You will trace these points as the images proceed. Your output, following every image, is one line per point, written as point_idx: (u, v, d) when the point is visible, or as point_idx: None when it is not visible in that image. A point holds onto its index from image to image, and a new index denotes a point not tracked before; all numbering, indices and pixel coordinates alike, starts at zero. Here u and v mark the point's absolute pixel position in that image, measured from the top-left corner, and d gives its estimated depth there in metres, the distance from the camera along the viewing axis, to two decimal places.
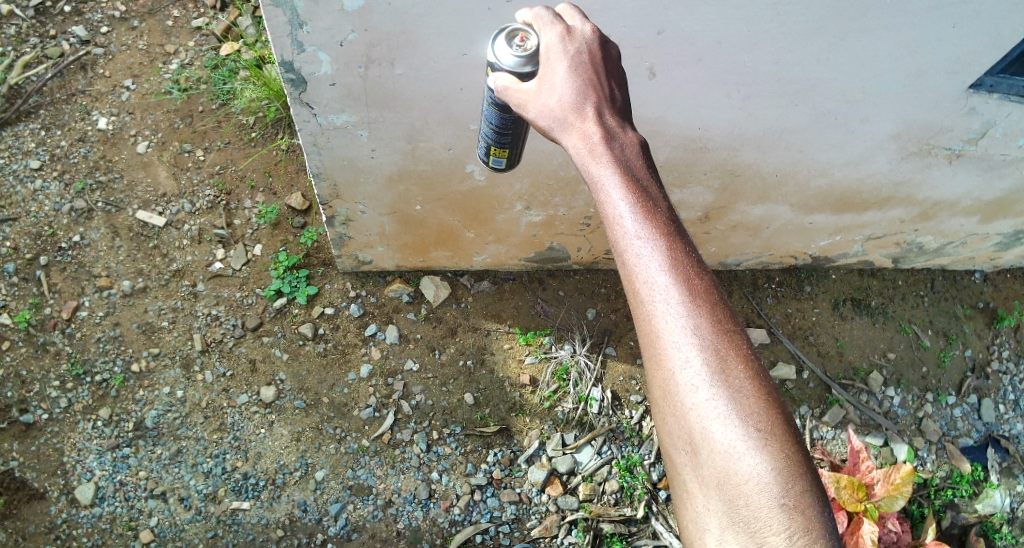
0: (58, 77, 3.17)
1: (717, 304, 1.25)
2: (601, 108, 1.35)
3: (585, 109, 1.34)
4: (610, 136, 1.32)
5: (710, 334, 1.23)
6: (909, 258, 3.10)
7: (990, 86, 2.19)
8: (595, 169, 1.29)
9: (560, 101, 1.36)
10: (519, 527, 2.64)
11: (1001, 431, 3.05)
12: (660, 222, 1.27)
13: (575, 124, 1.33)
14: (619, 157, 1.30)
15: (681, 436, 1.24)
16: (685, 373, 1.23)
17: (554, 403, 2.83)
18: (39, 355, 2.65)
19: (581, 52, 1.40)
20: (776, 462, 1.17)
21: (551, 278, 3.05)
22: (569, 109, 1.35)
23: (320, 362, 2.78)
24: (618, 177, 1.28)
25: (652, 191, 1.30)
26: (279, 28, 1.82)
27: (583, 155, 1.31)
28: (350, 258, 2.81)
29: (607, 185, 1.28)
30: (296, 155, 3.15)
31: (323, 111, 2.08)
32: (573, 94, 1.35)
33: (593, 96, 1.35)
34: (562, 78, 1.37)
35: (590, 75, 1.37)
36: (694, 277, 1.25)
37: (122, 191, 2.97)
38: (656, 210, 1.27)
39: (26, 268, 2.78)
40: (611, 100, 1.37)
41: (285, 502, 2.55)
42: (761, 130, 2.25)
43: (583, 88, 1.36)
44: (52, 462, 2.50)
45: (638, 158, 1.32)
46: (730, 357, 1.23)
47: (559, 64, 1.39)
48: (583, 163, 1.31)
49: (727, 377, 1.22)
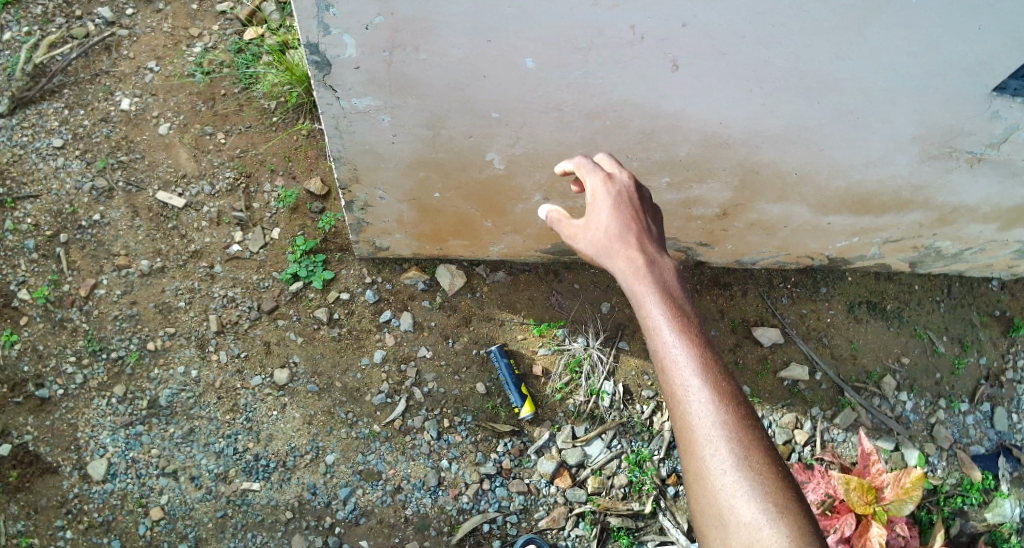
0: (83, 57, 3.17)
1: (743, 402, 1.36)
2: (642, 240, 1.53)
3: (628, 239, 1.52)
4: (650, 262, 1.49)
5: (737, 425, 1.33)
6: (927, 262, 3.05)
7: (1014, 89, 2.15)
8: (638, 287, 1.46)
9: (606, 231, 1.54)
10: (526, 517, 2.68)
11: (1014, 441, 3.04)
12: (693, 330, 1.41)
13: (620, 251, 1.51)
14: (659, 279, 1.47)
15: (711, 514, 1.31)
16: (715, 459, 1.32)
17: (565, 395, 2.85)
18: (57, 330, 2.69)
19: (623, 194, 1.58)
20: (797, 539, 1.25)
21: (567, 271, 3.01)
22: (614, 239, 1.53)
23: (335, 347, 2.80)
24: (658, 295, 1.44)
25: (685, 306, 1.45)
26: (305, 10, 1.83)
27: (627, 276, 1.48)
28: (367, 244, 2.81)
29: (648, 301, 1.44)
30: (317, 140, 3.15)
31: (346, 95, 2.08)
32: (618, 227, 1.53)
33: (635, 229, 1.53)
34: (608, 214, 1.55)
35: (632, 213, 1.56)
36: (722, 377, 1.37)
37: (143, 170, 2.99)
38: (689, 321, 1.42)
39: (46, 244, 2.82)
40: (649, 234, 1.55)
41: (294, 484, 2.60)
42: (782, 126, 2.23)
43: (627, 223, 1.54)
44: (66, 437, 2.55)
45: (674, 281, 1.48)
46: (754, 445, 1.32)
47: (604, 203, 1.57)
48: (628, 283, 1.48)
49: (752, 461, 1.31)
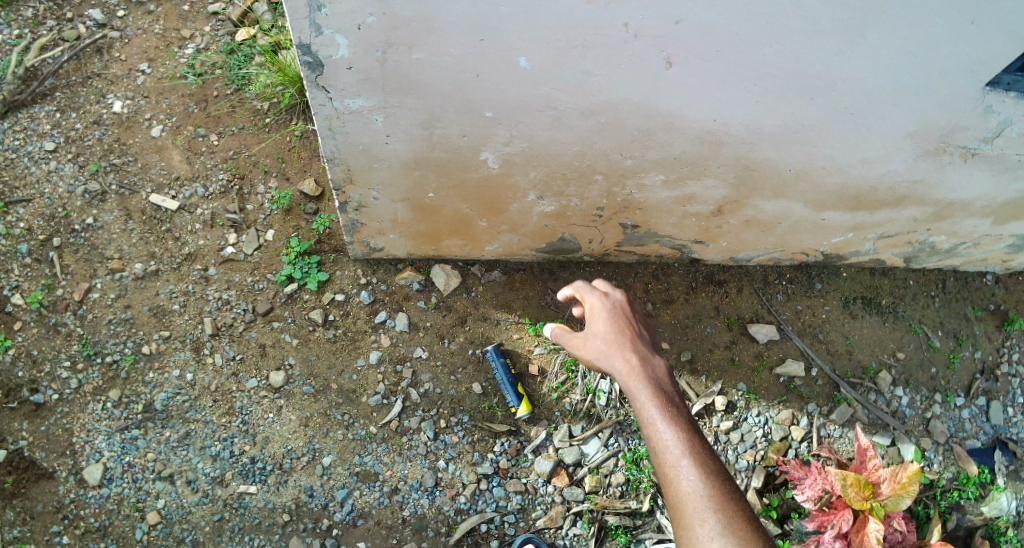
0: (75, 60, 3.15)
1: (729, 483, 1.58)
2: (636, 345, 1.79)
3: (623, 344, 1.78)
4: (644, 363, 1.74)
5: (726, 503, 1.54)
6: (921, 257, 3.05)
7: (1007, 84, 2.18)
8: (634, 385, 1.70)
9: (604, 338, 1.80)
10: (524, 517, 2.69)
11: (1009, 434, 3.05)
12: (683, 421, 1.63)
13: (617, 355, 1.76)
14: (651, 378, 1.71)
15: None
16: (707, 534, 1.51)
17: (562, 394, 2.85)
18: (50, 335, 2.68)
19: (616, 308, 1.87)
20: None
21: (562, 269, 3.01)
22: (611, 344, 1.79)
23: (330, 348, 2.79)
24: (651, 391, 1.68)
25: (675, 401, 1.69)
26: (298, 10, 1.82)
27: (624, 376, 1.73)
28: (362, 245, 2.80)
29: (643, 396, 1.68)
30: (310, 141, 3.13)
31: (339, 95, 2.07)
32: (614, 335, 1.80)
33: (629, 337, 1.80)
34: (604, 324, 1.83)
35: (625, 323, 1.84)
36: (711, 461, 1.59)
37: (136, 173, 2.98)
38: (680, 414, 1.65)
39: (39, 249, 2.80)
40: (642, 340, 1.81)
41: (291, 487, 2.60)
42: (778, 124, 2.23)
43: (621, 332, 1.81)
44: (61, 442, 2.55)
45: (665, 380, 1.73)
46: (742, 520, 1.52)
47: (601, 315, 1.85)
48: (624, 382, 1.72)
49: (740, 533, 1.50)
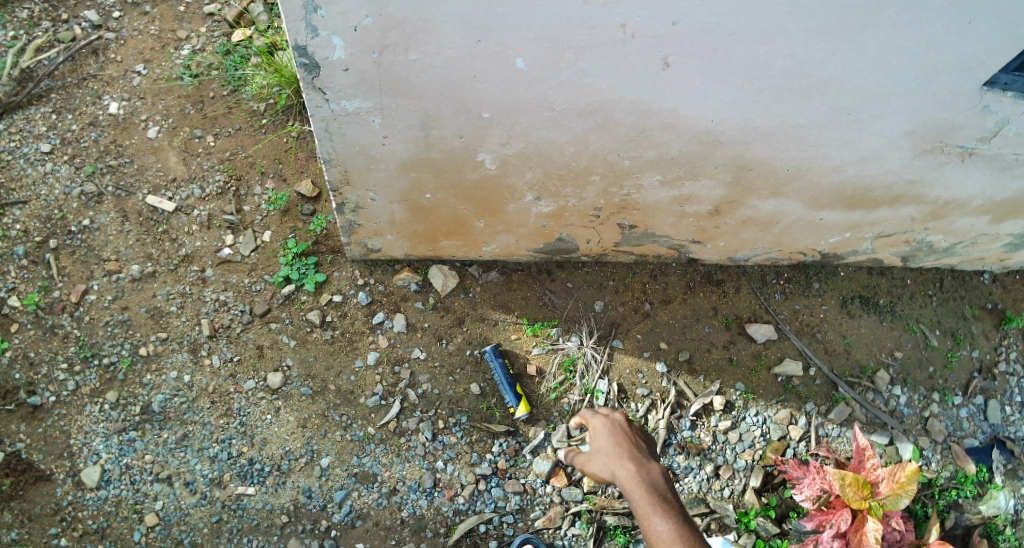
0: (70, 61, 3.14)
1: None
2: (635, 455, 1.98)
3: (624, 456, 1.97)
4: (642, 470, 1.93)
5: None
6: (919, 256, 3.05)
7: (1005, 84, 2.17)
8: (635, 492, 1.88)
9: (605, 452, 1.99)
10: (522, 518, 2.69)
11: (1007, 433, 3.06)
12: (680, 523, 1.82)
13: (618, 466, 1.95)
14: (650, 485, 1.90)
15: None
16: None
17: (560, 394, 2.85)
18: (47, 337, 2.67)
19: (615, 421, 2.07)
20: None
21: (560, 269, 3.00)
22: (613, 457, 1.97)
23: (328, 350, 2.79)
24: (650, 497, 1.86)
25: (673, 505, 1.87)
26: (294, 12, 1.82)
27: (626, 486, 1.91)
28: (359, 245, 2.79)
29: (643, 503, 1.86)
30: (307, 142, 3.13)
31: (336, 97, 2.06)
32: (614, 447, 1.99)
33: (628, 448, 1.99)
34: (605, 438, 2.02)
35: (624, 436, 2.03)
36: None
37: (132, 175, 2.97)
38: (676, 516, 1.83)
39: (36, 251, 2.80)
40: (641, 451, 2.01)
41: (290, 488, 2.60)
42: (775, 124, 2.23)
43: (620, 444, 2.00)
44: (59, 444, 2.55)
45: (663, 486, 1.91)
46: None
47: (601, 429, 2.05)
48: (626, 491, 1.90)
49: None
